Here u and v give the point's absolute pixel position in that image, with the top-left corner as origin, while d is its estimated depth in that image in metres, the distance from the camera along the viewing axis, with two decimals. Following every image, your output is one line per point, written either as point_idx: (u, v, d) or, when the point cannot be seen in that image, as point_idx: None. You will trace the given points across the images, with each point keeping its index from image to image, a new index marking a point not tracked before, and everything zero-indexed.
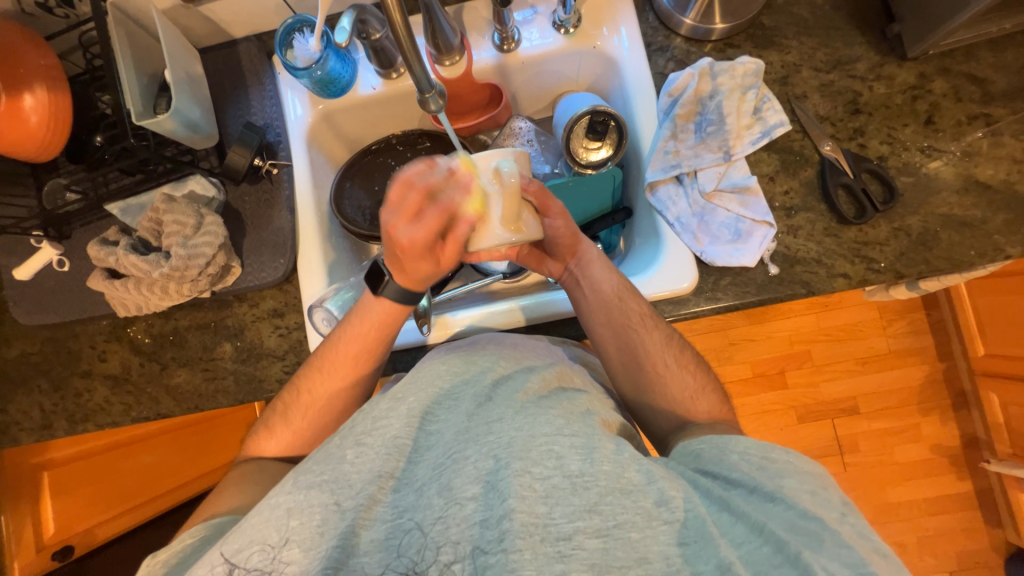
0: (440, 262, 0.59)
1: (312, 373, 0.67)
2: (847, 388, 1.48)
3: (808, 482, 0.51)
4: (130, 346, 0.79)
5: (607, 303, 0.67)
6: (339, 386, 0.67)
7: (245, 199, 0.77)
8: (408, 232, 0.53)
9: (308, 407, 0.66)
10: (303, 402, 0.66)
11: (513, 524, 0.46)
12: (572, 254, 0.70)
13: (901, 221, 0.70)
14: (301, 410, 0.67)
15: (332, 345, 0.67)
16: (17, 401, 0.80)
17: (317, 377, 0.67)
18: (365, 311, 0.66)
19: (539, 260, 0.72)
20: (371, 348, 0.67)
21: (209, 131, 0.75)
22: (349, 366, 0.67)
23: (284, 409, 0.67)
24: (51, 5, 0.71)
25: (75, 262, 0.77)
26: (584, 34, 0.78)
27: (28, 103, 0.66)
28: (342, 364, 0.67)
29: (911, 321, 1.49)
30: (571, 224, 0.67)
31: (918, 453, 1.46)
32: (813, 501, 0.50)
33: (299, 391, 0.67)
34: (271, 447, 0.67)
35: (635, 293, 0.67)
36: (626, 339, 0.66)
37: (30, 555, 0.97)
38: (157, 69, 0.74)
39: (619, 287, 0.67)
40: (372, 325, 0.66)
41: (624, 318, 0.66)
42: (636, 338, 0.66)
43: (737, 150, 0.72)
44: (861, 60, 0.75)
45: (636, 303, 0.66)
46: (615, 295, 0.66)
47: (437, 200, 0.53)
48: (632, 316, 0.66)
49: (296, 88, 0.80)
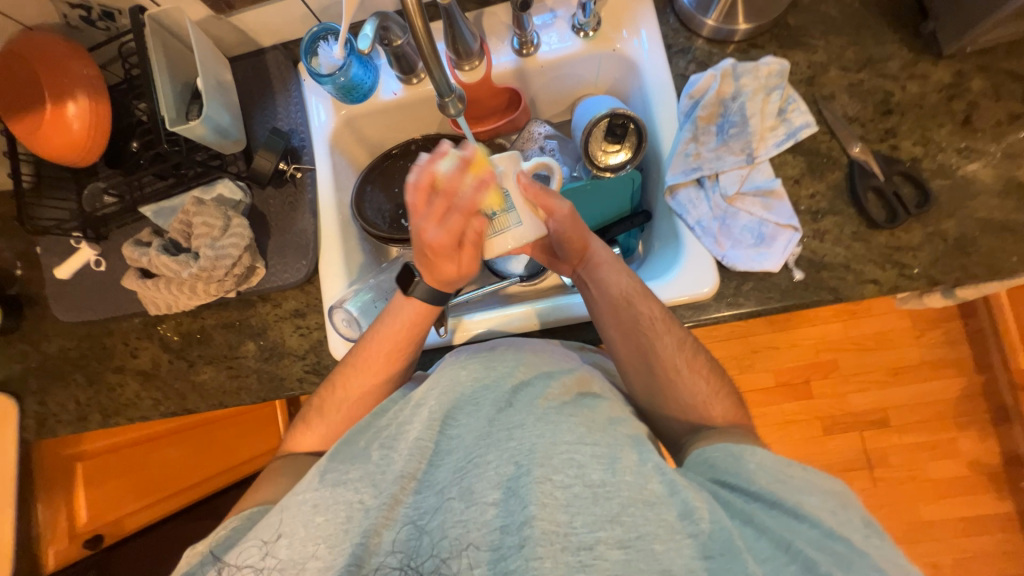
0: (468, 264, 0.62)
1: (345, 369, 0.69)
2: (876, 398, 1.42)
3: (829, 500, 0.50)
4: (160, 343, 0.82)
5: (616, 306, 0.66)
6: (369, 387, 0.68)
7: (270, 202, 0.80)
8: (436, 234, 0.57)
9: (336, 406, 0.67)
10: (333, 400, 0.68)
11: (534, 530, 0.46)
12: (582, 257, 0.69)
13: (936, 226, 0.67)
14: (333, 406, 0.68)
15: (365, 344, 0.68)
16: (55, 394, 0.84)
17: (350, 374, 0.68)
18: (398, 311, 0.68)
19: (551, 258, 0.72)
20: (403, 346, 0.68)
21: (238, 137, 0.78)
22: (381, 366, 0.68)
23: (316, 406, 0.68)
24: (94, 18, 0.75)
25: (111, 262, 0.81)
26: (604, 37, 0.78)
27: (71, 110, 0.70)
28: (375, 362, 0.68)
29: (947, 330, 1.42)
30: (582, 225, 0.66)
31: (954, 469, 1.39)
32: (837, 520, 0.48)
33: (334, 386, 0.68)
34: (303, 445, 0.67)
35: (648, 296, 0.65)
36: (640, 341, 0.65)
37: (63, 542, 1.02)
38: (190, 78, 0.77)
39: (629, 289, 0.66)
40: (403, 326, 0.68)
41: (635, 319, 0.65)
42: (647, 341, 0.64)
43: (760, 152, 0.71)
44: (893, 59, 0.72)
45: (650, 304, 0.65)
46: (624, 298, 0.66)
47: (457, 199, 0.56)
48: (646, 319, 0.65)
49: (321, 95, 0.83)
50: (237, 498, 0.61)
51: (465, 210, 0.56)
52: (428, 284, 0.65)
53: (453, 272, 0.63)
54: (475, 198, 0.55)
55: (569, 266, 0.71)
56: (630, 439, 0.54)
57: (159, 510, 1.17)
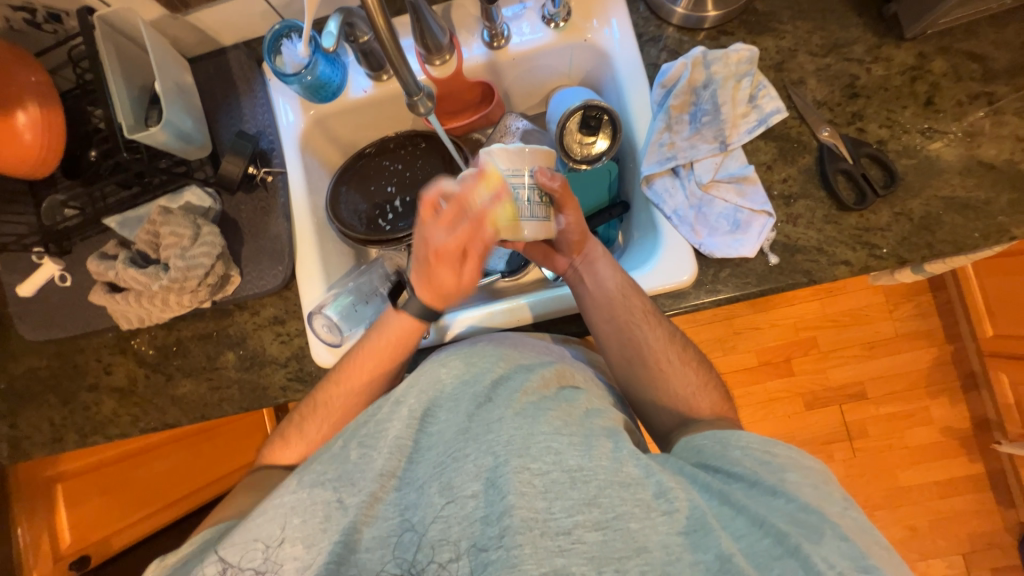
0: (469, 275, 0.62)
1: (327, 385, 0.67)
2: (854, 373, 1.47)
3: (810, 476, 0.51)
4: (135, 358, 0.80)
5: (611, 300, 0.66)
6: (353, 397, 0.67)
7: (242, 207, 0.78)
8: (442, 239, 0.58)
9: (323, 414, 0.67)
10: (321, 408, 0.67)
11: (513, 520, 0.46)
12: (579, 250, 0.70)
13: (903, 206, 0.69)
14: (315, 421, 0.67)
15: (349, 358, 0.68)
16: (27, 416, 0.81)
17: (334, 389, 0.67)
18: (386, 327, 0.67)
19: (546, 254, 0.73)
20: (387, 362, 0.68)
21: (202, 142, 0.75)
22: (368, 378, 0.67)
23: (304, 416, 0.67)
24: (39, 21, 0.71)
25: (77, 277, 0.78)
26: (574, 28, 0.77)
27: (21, 120, 0.66)
28: (358, 377, 0.67)
29: (918, 304, 1.47)
30: (583, 222, 0.68)
31: (928, 436, 1.45)
32: (816, 495, 0.49)
33: (316, 404, 0.67)
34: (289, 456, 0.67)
35: (640, 292, 0.66)
36: (629, 337, 0.65)
37: (46, 565, 1.00)
38: (148, 81, 0.74)
39: (623, 284, 0.66)
40: (389, 344, 0.67)
41: (628, 313, 0.65)
42: (639, 334, 0.65)
43: (733, 139, 0.72)
44: (858, 42, 0.73)
45: (642, 298, 0.66)
46: (619, 292, 0.66)
47: (469, 211, 0.57)
48: (635, 314, 0.65)
49: (287, 95, 0.80)
50: (223, 506, 0.60)
51: (477, 222, 0.58)
52: (423, 299, 0.65)
53: (450, 283, 0.63)
54: (488, 208, 0.57)
55: (565, 259, 0.72)
56: (608, 428, 0.54)
57: (153, 522, 1.14)
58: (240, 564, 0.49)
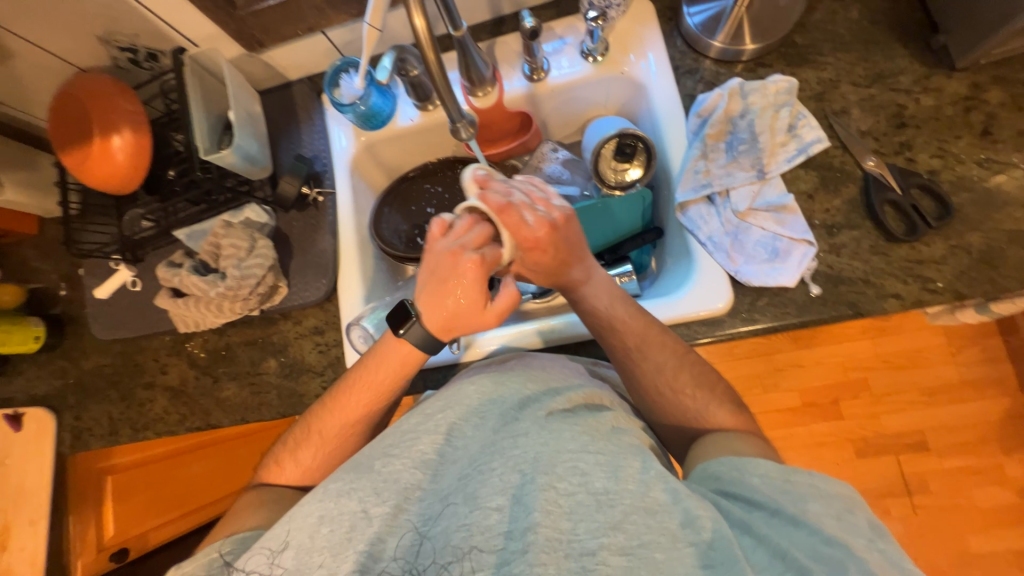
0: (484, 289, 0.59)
1: (319, 411, 0.66)
2: (913, 420, 1.35)
3: (833, 505, 0.48)
4: (188, 360, 0.86)
5: (606, 330, 0.64)
6: (349, 426, 0.65)
7: (293, 224, 0.84)
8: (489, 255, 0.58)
9: (337, 420, 0.64)
10: (337, 412, 0.64)
11: (537, 537, 0.46)
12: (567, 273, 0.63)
13: (959, 239, 0.65)
14: (309, 448, 0.65)
15: (346, 387, 0.65)
16: (90, 409, 0.88)
17: (326, 416, 0.65)
18: (385, 357, 0.63)
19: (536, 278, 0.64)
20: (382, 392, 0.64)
21: (265, 164, 0.83)
22: (359, 412, 0.64)
23: (309, 437, 0.65)
24: (140, 59, 0.82)
25: (146, 282, 0.86)
26: (612, 61, 0.80)
27: (116, 143, 0.76)
28: (351, 406, 0.64)
29: (985, 348, 1.35)
30: (571, 238, 0.62)
31: (1003, 497, 1.31)
32: (843, 527, 0.46)
33: (310, 429, 0.65)
34: (308, 455, 0.65)
35: (642, 320, 0.63)
36: (629, 369, 0.63)
37: (91, 555, 1.09)
38: (224, 110, 0.82)
39: (619, 314, 0.63)
40: (387, 371, 0.63)
41: (619, 345, 0.63)
42: (642, 367, 0.62)
43: (771, 167, 0.71)
44: (904, 73, 0.72)
45: (636, 324, 0.62)
46: (614, 321, 0.63)
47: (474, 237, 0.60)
48: (628, 346, 0.63)
49: (342, 122, 0.87)
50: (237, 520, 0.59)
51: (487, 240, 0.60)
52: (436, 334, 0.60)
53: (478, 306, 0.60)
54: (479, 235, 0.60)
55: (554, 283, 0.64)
56: (636, 447, 0.52)
57: (181, 527, 1.21)
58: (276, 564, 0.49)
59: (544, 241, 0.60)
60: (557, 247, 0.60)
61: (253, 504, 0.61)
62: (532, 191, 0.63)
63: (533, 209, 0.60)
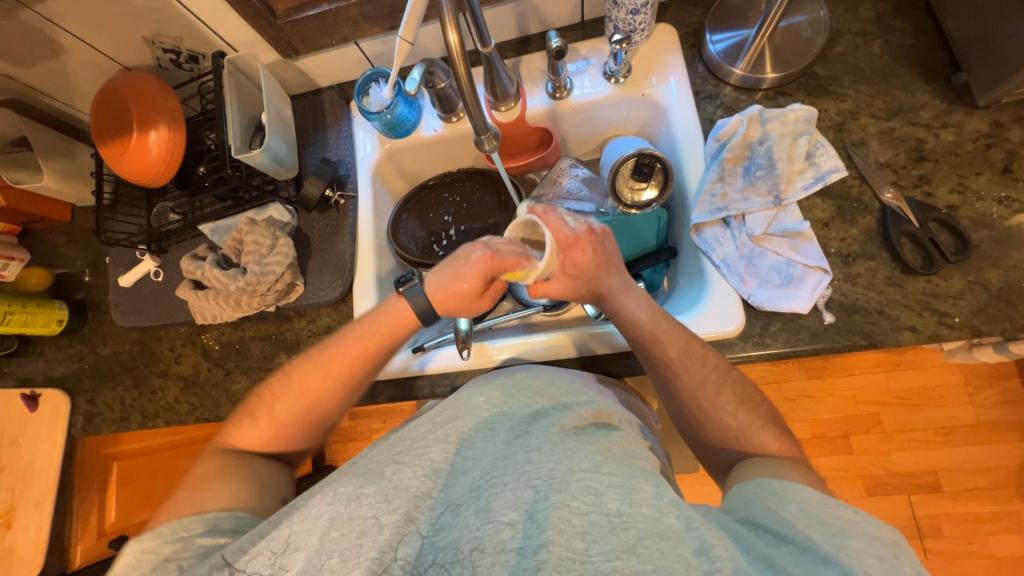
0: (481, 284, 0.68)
1: (303, 364, 0.68)
2: (925, 460, 1.32)
3: (876, 546, 0.45)
4: (202, 351, 0.88)
5: (644, 342, 0.64)
6: (328, 384, 0.67)
7: (315, 225, 0.86)
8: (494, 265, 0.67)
9: (318, 373, 0.67)
10: (321, 365, 0.67)
11: (551, 556, 0.44)
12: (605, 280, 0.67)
13: (978, 275, 0.65)
14: (284, 400, 0.67)
15: (337, 342, 0.68)
16: (104, 394, 0.90)
17: (310, 369, 0.67)
18: (382, 314, 0.67)
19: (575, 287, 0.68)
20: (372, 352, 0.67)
21: (292, 165, 0.86)
22: (345, 369, 0.67)
23: (286, 387, 0.67)
24: (181, 61, 0.86)
25: (169, 274, 0.89)
26: (633, 84, 0.82)
27: (153, 139, 0.79)
28: (339, 361, 0.67)
29: (1003, 390, 1.31)
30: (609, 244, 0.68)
31: (1020, 547, 1.26)
32: (881, 570, 0.43)
33: (289, 381, 0.68)
34: (285, 410, 0.67)
35: (679, 331, 0.63)
36: (668, 382, 0.63)
37: (91, 539, 1.10)
38: (256, 113, 0.86)
39: (655, 325, 0.63)
40: (379, 329, 0.67)
41: (659, 358, 0.63)
42: (682, 381, 0.62)
43: (788, 194, 0.72)
44: (924, 108, 0.73)
45: (678, 337, 0.62)
46: (651, 332, 0.63)
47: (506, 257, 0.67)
48: (668, 359, 0.62)
49: (368, 129, 0.90)
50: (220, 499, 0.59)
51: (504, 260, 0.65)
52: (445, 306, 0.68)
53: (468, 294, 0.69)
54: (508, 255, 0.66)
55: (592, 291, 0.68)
56: (649, 472, 0.52)
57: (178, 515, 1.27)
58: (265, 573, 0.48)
59: (583, 240, 0.65)
60: (595, 249, 0.66)
61: (222, 469, 0.62)
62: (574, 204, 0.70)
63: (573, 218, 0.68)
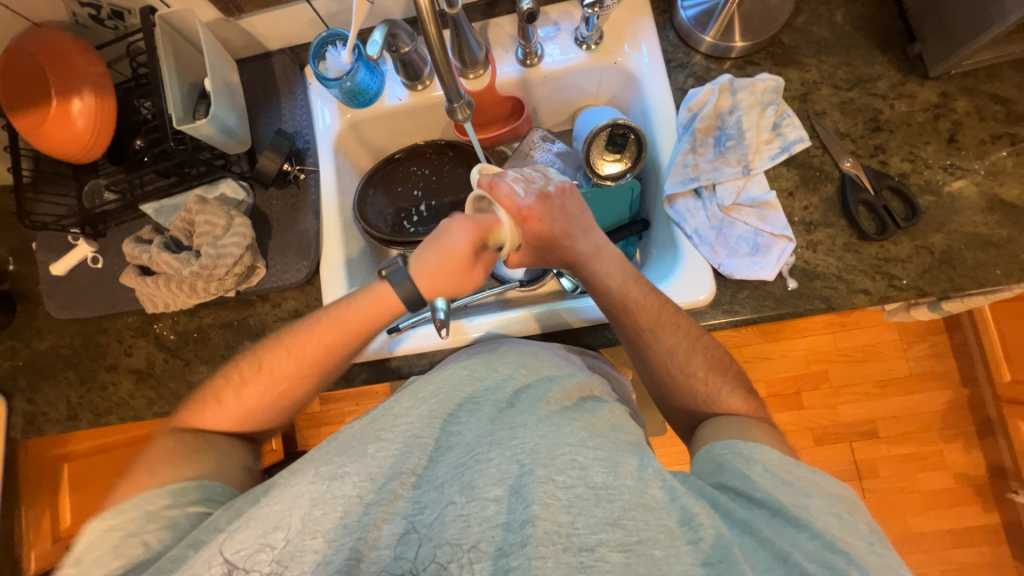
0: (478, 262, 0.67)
1: (273, 348, 0.65)
2: (866, 410, 1.45)
3: (830, 504, 0.50)
4: (156, 342, 0.82)
5: (617, 311, 0.65)
6: (301, 372, 0.64)
7: (273, 202, 0.80)
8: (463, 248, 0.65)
9: (290, 359, 0.64)
10: (295, 352, 0.64)
11: (536, 530, 0.44)
12: (573, 245, 0.68)
13: (924, 239, 0.69)
14: (254, 385, 0.64)
15: (309, 329, 0.65)
16: (45, 392, 0.82)
17: (281, 355, 0.64)
18: (366, 299, 0.65)
19: (549, 253, 0.69)
20: (345, 340, 0.65)
21: (243, 137, 0.78)
22: (321, 356, 0.64)
23: (253, 371, 0.65)
24: (102, 17, 0.76)
25: (109, 259, 0.81)
26: (605, 51, 0.80)
27: (76, 107, 0.70)
28: (311, 347, 0.64)
29: (933, 344, 1.45)
30: (574, 205, 0.69)
31: (943, 481, 1.41)
32: (839, 526, 0.48)
33: (258, 367, 0.65)
34: (254, 395, 0.64)
35: (651, 301, 0.64)
36: (641, 348, 0.65)
37: (46, 545, 1.10)
38: (198, 78, 0.78)
39: (627, 293, 0.65)
40: (357, 315, 0.64)
41: (633, 325, 0.64)
42: (655, 348, 0.64)
43: (756, 164, 0.73)
44: (881, 79, 0.75)
45: (650, 306, 0.64)
46: (624, 301, 0.65)
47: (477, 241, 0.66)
48: (640, 328, 0.64)
49: (326, 98, 0.83)
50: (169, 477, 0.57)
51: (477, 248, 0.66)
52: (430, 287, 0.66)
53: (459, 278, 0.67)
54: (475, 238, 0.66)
55: (567, 257, 0.69)
56: (631, 445, 0.53)
57: None
58: (242, 564, 0.46)
59: (538, 211, 0.66)
60: (552, 214, 0.67)
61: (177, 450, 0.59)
62: (530, 172, 0.70)
63: (527, 184, 0.67)
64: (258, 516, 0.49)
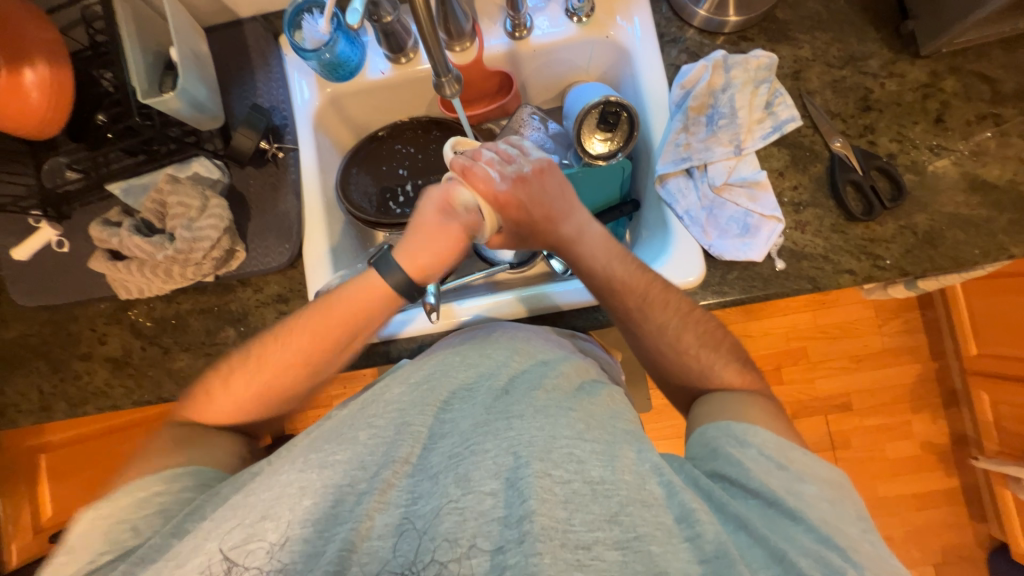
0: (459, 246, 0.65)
1: (265, 344, 0.63)
2: (842, 385, 1.50)
3: (819, 490, 0.51)
4: (131, 329, 0.78)
5: (605, 293, 0.65)
6: (296, 368, 0.62)
7: (250, 181, 0.77)
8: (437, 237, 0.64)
9: (285, 355, 0.62)
10: (287, 347, 0.62)
11: (534, 526, 0.45)
12: (558, 229, 0.67)
13: (908, 219, 0.70)
14: (247, 380, 0.62)
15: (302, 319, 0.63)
16: (15, 383, 0.79)
17: (275, 347, 0.62)
18: (357, 289, 0.62)
19: (533, 237, 0.68)
20: (339, 332, 0.62)
21: (215, 112, 0.74)
22: (318, 349, 0.62)
23: (248, 365, 0.63)
24: None
25: (75, 243, 0.76)
26: (597, 23, 0.77)
27: (28, 78, 0.64)
28: (304, 340, 0.62)
29: (906, 321, 1.50)
30: (555, 188, 0.66)
31: (909, 450, 1.49)
32: (833, 515, 0.49)
33: (251, 361, 0.62)
34: (257, 396, 0.62)
35: (640, 280, 0.64)
36: (634, 328, 0.65)
37: (27, 537, 1.14)
38: (163, 48, 0.72)
39: (614, 274, 0.64)
40: (352, 305, 0.62)
41: (622, 307, 0.64)
42: (646, 327, 0.64)
43: (747, 143, 0.73)
44: (873, 57, 0.75)
45: (638, 285, 0.63)
46: (611, 283, 0.64)
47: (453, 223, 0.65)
48: (628, 309, 0.64)
49: (303, 71, 0.79)
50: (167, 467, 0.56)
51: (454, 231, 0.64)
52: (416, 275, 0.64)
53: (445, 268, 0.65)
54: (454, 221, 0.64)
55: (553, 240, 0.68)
56: (631, 435, 0.53)
57: None
58: (241, 561, 0.46)
59: (515, 196, 0.63)
60: (532, 199, 0.65)
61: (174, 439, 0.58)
62: (507, 151, 0.67)
63: (502, 167, 0.64)
64: (247, 504, 0.48)
